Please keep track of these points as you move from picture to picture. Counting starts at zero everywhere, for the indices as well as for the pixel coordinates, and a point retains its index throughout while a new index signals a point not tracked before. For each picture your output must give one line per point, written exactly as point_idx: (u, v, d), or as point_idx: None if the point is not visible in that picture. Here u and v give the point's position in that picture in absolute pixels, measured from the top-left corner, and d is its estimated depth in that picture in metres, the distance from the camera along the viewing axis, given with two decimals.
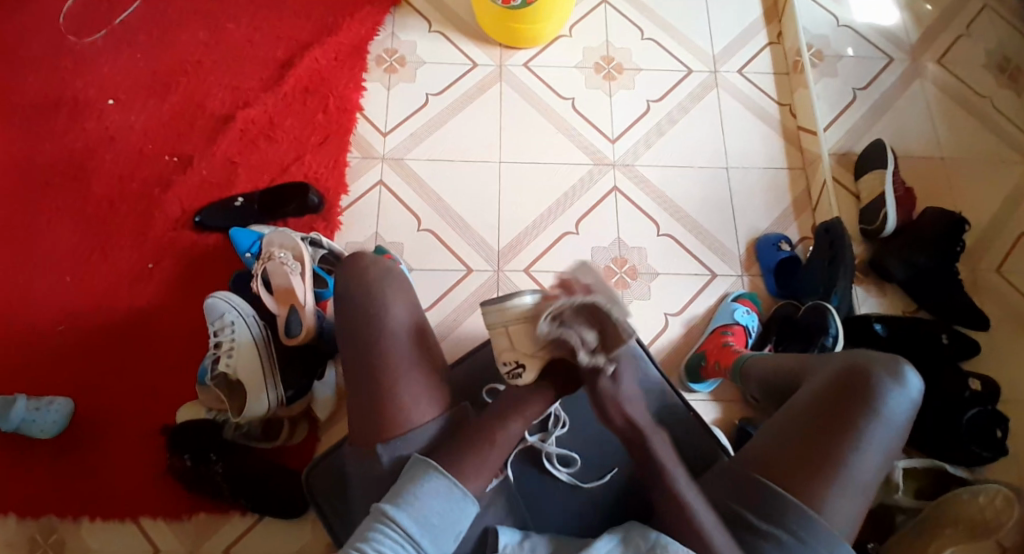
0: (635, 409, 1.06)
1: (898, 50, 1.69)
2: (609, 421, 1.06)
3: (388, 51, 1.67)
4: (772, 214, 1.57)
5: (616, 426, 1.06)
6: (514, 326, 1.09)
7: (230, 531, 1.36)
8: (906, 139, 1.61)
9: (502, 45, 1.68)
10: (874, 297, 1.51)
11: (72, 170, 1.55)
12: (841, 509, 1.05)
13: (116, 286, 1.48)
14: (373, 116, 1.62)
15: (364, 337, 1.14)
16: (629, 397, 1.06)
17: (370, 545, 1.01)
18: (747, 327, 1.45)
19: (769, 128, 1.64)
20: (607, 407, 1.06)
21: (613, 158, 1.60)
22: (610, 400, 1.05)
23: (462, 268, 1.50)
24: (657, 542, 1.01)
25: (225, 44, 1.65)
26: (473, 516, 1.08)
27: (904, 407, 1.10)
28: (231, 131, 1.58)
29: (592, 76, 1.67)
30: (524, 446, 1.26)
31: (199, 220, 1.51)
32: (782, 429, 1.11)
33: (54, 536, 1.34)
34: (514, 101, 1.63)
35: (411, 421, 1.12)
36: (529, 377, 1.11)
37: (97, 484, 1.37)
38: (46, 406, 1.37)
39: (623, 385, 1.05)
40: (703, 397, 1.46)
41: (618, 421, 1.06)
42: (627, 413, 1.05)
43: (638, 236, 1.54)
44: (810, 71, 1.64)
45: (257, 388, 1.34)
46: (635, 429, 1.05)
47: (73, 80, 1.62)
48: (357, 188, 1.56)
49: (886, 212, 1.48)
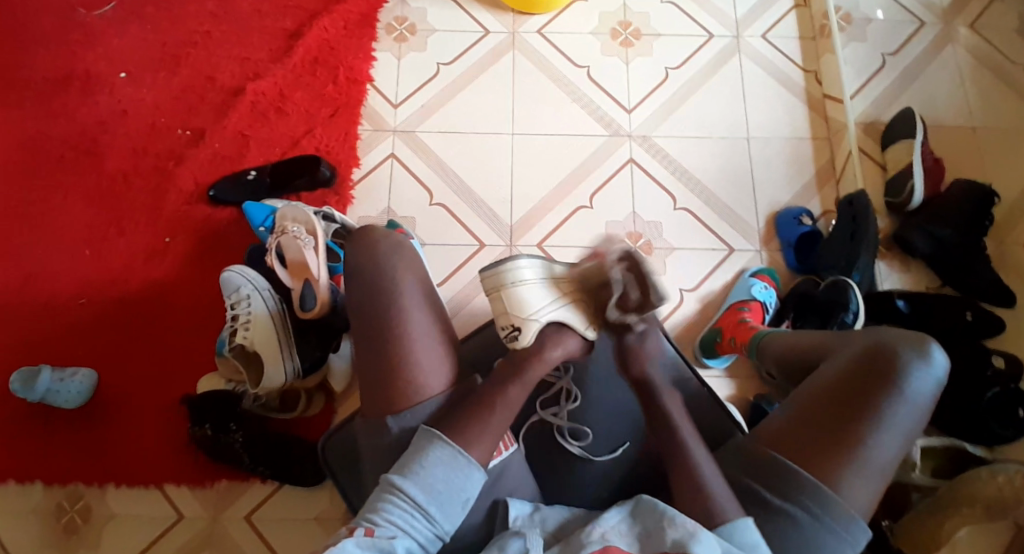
0: (654, 368, 1.14)
1: (930, 13, 1.61)
2: (627, 373, 1.14)
3: (398, 19, 1.64)
4: (793, 186, 1.53)
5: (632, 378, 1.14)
6: (509, 289, 1.16)
7: (252, 496, 1.39)
8: (934, 108, 1.54)
9: (515, 11, 1.65)
10: (897, 273, 1.47)
11: (86, 143, 1.56)
12: (857, 490, 1.02)
13: (133, 259, 1.49)
14: (383, 87, 1.59)
15: (379, 318, 1.12)
16: (650, 355, 1.14)
17: (380, 516, 1.01)
18: (765, 303, 1.42)
19: (793, 95, 1.59)
20: (630, 363, 1.14)
21: (629, 129, 1.56)
22: (634, 353, 1.13)
23: (475, 243, 1.49)
24: (664, 516, 0.99)
25: (234, 15, 1.64)
26: (483, 483, 1.08)
27: (929, 387, 1.06)
28: (241, 104, 1.57)
29: (609, 43, 1.62)
30: (536, 420, 1.27)
31: (212, 194, 1.51)
32: (801, 405, 1.08)
33: (81, 502, 1.38)
34: (526, 69, 1.60)
35: (419, 393, 1.11)
36: (526, 339, 1.14)
37: (120, 453, 1.40)
38: (70, 377, 1.39)
39: (649, 343, 1.14)
40: (717, 374, 1.44)
41: (638, 375, 1.14)
42: (645, 369, 1.13)
43: (653, 209, 1.51)
44: (837, 35, 1.58)
45: (273, 358, 1.36)
46: (647, 383, 1.12)
47: (83, 53, 1.62)
48: (368, 161, 1.54)
49: (914, 184, 1.43)
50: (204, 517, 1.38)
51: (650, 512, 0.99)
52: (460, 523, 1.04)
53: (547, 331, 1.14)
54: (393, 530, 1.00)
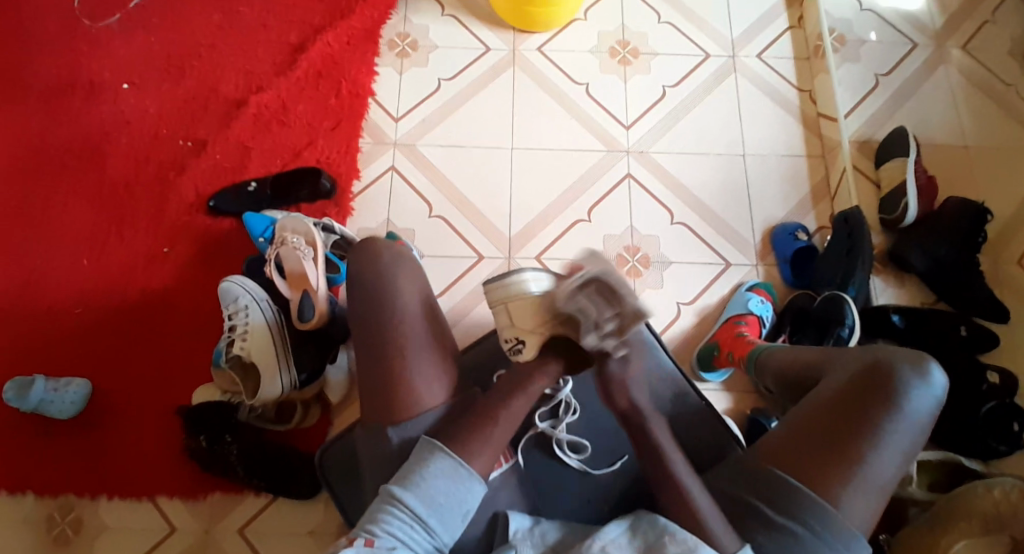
0: (640, 394, 1.06)
1: (922, 35, 1.65)
2: (614, 406, 1.06)
3: (400, 35, 1.66)
4: (789, 203, 1.55)
5: (621, 410, 1.06)
6: (512, 301, 1.14)
7: (246, 510, 1.38)
8: (928, 128, 1.57)
9: (516, 29, 1.67)
10: (892, 289, 1.49)
11: (87, 153, 1.57)
12: (857, 507, 1.03)
13: (132, 269, 1.49)
14: (385, 101, 1.61)
15: (380, 326, 1.12)
16: (635, 382, 1.06)
17: (380, 527, 1.00)
18: (762, 317, 1.42)
19: (788, 113, 1.61)
20: (616, 393, 1.06)
21: (628, 145, 1.58)
22: (617, 382, 1.05)
23: (474, 255, 1.49)
24: (664, 531, 0.99)
25: (238, 29, 1.66)
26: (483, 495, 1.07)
27: (928, 405, 1.06)
28: (243, 116, 1.58)
29: (608, 61, 1.65)
30: (534, 433, 1.26)
31: (212, 205, 1.52)
32: (800, 422, 1.08)
33: (72, 513, 1.37)
34: (526, 85, 1.62)
35: (419, 402, 1.11)
36: (529, 353, 1.13)
37: (113, 463, 1.39)
38: (65, 387, 1.38)
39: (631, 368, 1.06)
40: (715, 388, 1.44)
41: (626, 405, 1.06)
42: (631, 396, 1.06)
43: (651, 223, 1.53)
44: (832, 55, 1.61)
45: (270, 371, 1.35)
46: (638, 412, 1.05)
47: (87, 64, 1.63)
48: (369, 173, 1.56)
49: (907, 202, 1.45)
50: (197, 530, 1.37)
51: (650, 525, 1.00)
52: (459, 535, 1.04)
53: (550, 346, 1.11)
54: (393, 542, 0.99)
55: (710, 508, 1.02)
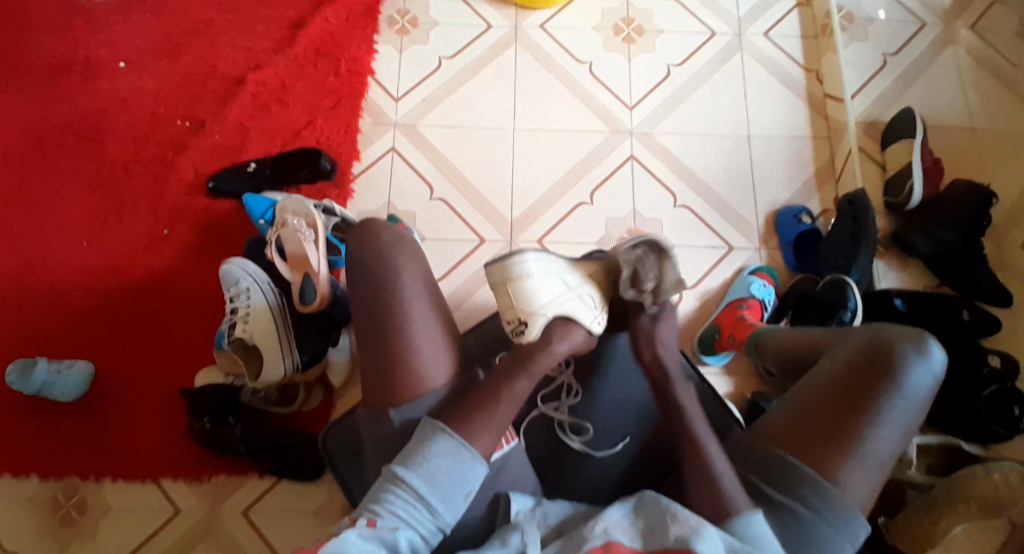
0: (667, 353, 1.17)
1: (931, 14, 1.62)
2: (639, 356, 1.18)
3: (400, 12, 1.63)
4: (793, 184, 1.53)
5: (644, 362, 1.17)
6: (517, 282, 1.17)
7: (250, 490, 1.39)
8: (935, 109, 1.55)
9: (518, 6, 1.64)
10: (895, 271, 1.48)
11: (85, 132, 1.55)
12: (856, 483, 1.03)
13: (132, 250, 1.49)
14: (385, 80, 1.59)
15: (382, 311, 1.12)
16: (663, 340, 1.17)
17: (384, 508, 1.01)
18: (764, 301, 1.42)
19: (794, 93, 1.59)
20: (643, 346, 1.17)
21: (631, 126, 1.56)
22: (646, 336, 1.18)
23: (475, 238, 1.49)
24: (666, 511, 0.99)
25: (235, 5, 1.63)
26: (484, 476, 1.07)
27: (926, 382, 1.06)
28: (242, 94, 1.56)
29: (612, 39, 1.62)
30: (536, 414, 1.27)
31: (212, 186, 1.50)
32: (800, 401, 1.09)
33: (77, 495, 1.38)
34: (528, 64, 1.60)
35: (421, 387, 1.10)
36: (532, 333, 1.15)
37: (117, 445, 1.40)
38: (67, 369, 1.38)
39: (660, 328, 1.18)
40: (716, 371, 1.44)
41: (649, 360, 1.17)
42: (657, 353, 1.16)
43: (655, 205, 1.51)
44: (839, 34, 1.58)
45: (272, 354, 1.35)
46: (660, 367, 1.15)
47: (82, 41, 1.61)
48: (369, 155, 1.54)
49: (912, 184, 1.44)
50: (202, 511, 1.38)
51: (652, 508, 1.00)
52: (461, 515, 1.04)
53: (555, 325, 1.15)
54: (396, 522, 1.00)
55: (711, 492, 1.02)
